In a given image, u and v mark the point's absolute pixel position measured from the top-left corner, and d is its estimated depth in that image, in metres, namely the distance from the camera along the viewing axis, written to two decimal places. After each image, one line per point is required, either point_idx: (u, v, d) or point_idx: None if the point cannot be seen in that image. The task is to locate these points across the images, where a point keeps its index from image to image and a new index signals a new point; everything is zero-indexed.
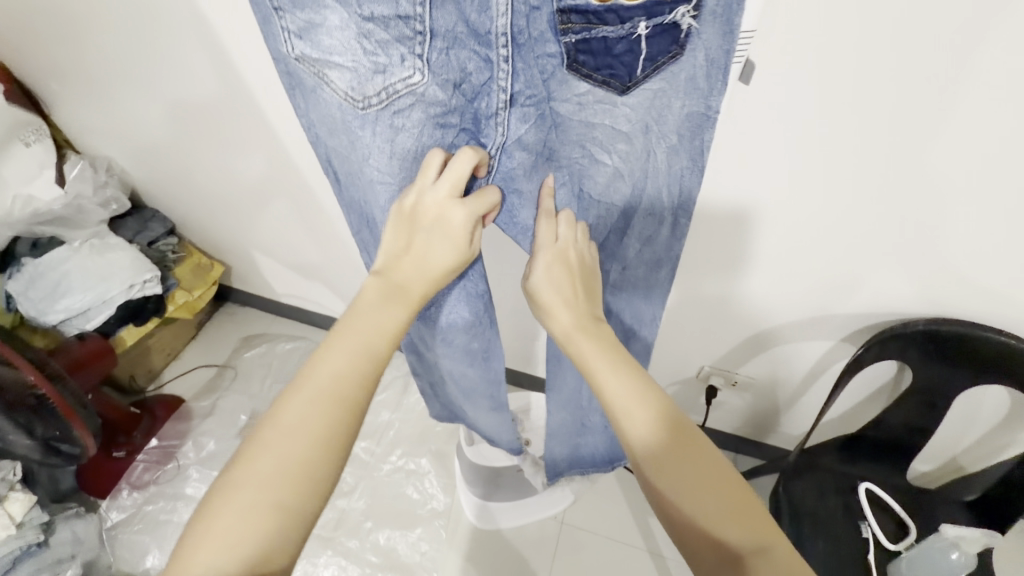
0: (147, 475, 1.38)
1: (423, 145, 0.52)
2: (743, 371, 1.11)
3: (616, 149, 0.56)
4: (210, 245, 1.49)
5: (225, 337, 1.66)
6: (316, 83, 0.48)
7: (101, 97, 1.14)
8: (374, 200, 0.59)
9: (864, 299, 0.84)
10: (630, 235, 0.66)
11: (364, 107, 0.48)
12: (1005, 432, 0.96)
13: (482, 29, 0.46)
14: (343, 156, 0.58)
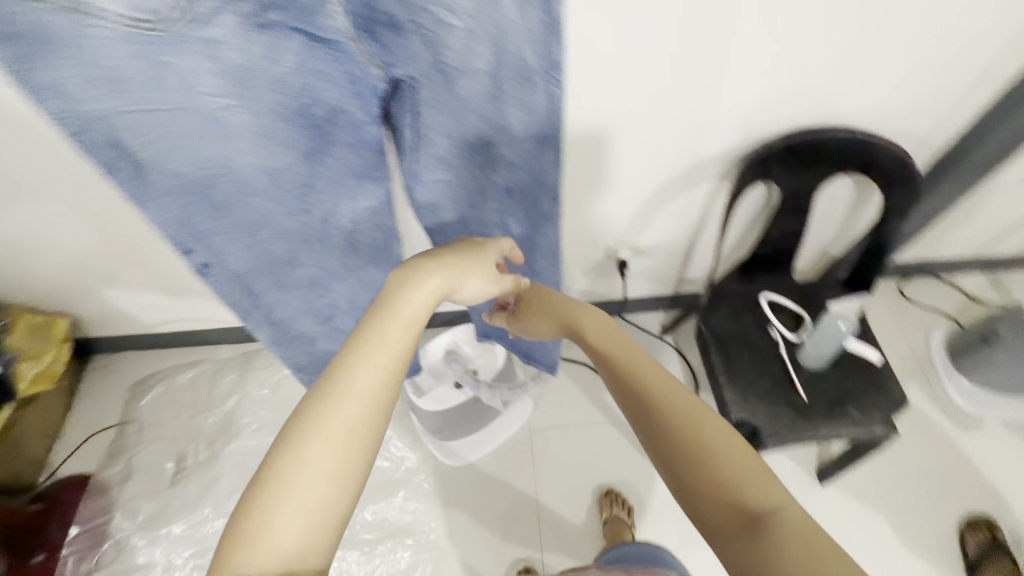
0: (85, 565, 1.22)
1: (250, 54, 0.46)
2: (644, 238, 1.18)
3: (463, 8, 0.47)
4: (37, 299, 1.24)
5: (109, 392, 1.44)
6: (69, 16, 0.38)
7: None
8: (214, 131, 0.52)
9: (727, 129, 0.91)
10: (506, 105, 0.58)
11: (156, 29, 0.41)
12: (855, 213, 1.13)
13: None
14: (150, 110, 0.47)
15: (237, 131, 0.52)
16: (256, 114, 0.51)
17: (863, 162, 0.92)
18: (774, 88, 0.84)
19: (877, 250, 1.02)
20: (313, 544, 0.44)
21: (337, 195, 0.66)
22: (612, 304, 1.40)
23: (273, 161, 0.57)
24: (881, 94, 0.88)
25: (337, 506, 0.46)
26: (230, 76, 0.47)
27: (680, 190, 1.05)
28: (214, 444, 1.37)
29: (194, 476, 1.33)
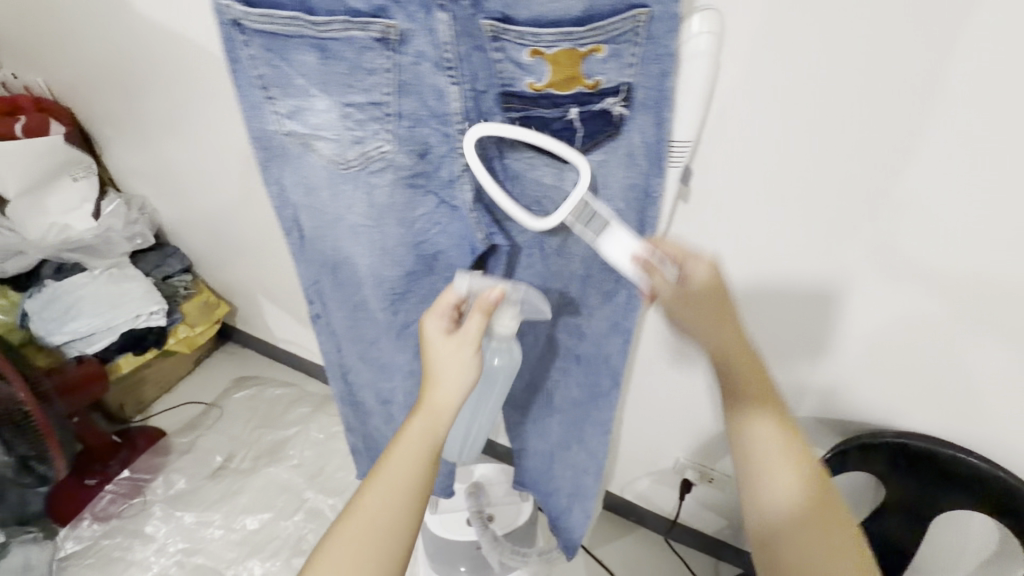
0: (112, 507, 1.34)
1: (393, 202, 0.58)
2: (719, 468, 1.07)
3: (567, 210, 0.60)
4: (221, 285, 1.56)
5: (220, 376, 1.67)
6: (303, 153, 0.56)
7: (145, 140, 1.27)
8: (358, 244, 0.62)
9: (838, 402, 0.85)
10: (590, 289, 0.66)
11: (351, 165, 0.56)
12: (1001, 564, 0.87)
13: (440, 111, 0.53)
14: (321, 213, 0.60)
15: (357, 226, 0.60)
16: (383, 228, 0.60)
17: (998, 505, 0.76)
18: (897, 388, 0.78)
19: None
20: None
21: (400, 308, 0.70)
22: (663, 518, 1.25)
23: (384, 265, 0.64)
24: None
25: None
26: (378, 211, 0.59)
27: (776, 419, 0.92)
28: (258, 461, 1.46)
29: (228, 479, 1.42)
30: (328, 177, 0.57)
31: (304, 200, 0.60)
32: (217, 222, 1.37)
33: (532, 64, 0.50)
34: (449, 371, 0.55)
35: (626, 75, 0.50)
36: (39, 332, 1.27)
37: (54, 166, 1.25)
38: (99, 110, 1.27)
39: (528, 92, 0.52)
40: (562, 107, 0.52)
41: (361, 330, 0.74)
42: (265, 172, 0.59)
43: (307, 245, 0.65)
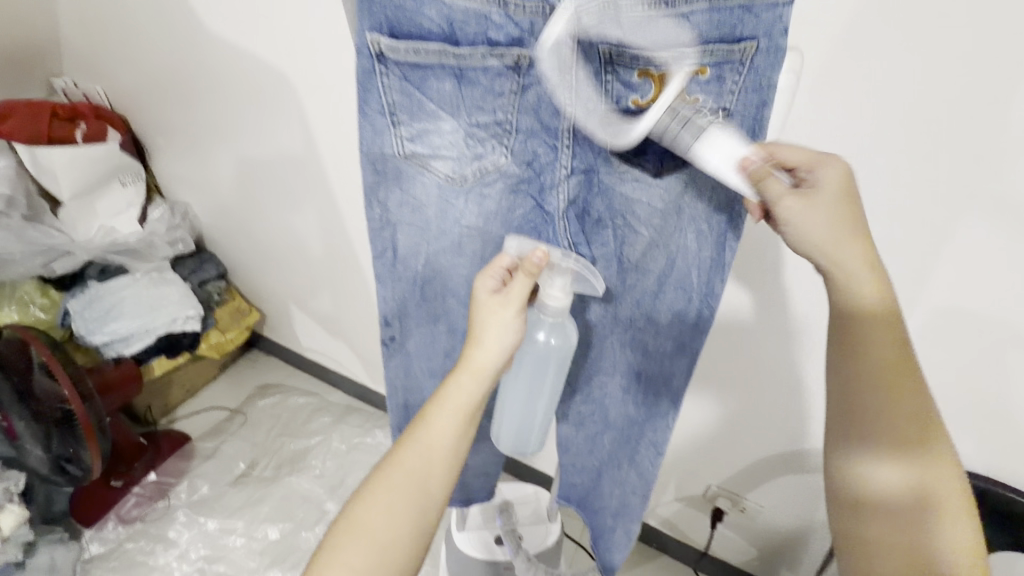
0: (136, 510, 1.34)
1: (502, 211, 0.60)
2: (751, 497, 1.06)
3: (651, 225, 0.59)
4: (253, 293, 1.59)
5: (244, 383, 1.68)
6: (417, 172, 0.58)
7: (194, 149, 1.32)
8: (450, 253, 0.64)
9: None
10: (659, 309, 0.65)
11: (465, 181, 0.58)
12: None
13: (551, 125, 0.56)
14: (419, 229, 0.62)
15: (454, 238, 0.63)
16: (484, 239, 0.63)
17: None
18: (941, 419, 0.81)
19: None
20: (395, 545, 0.54)
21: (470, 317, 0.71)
22: (690, 547, 1.24)
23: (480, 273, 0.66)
24: None
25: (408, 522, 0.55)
26: (486, 219, 0.61)
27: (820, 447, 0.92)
28: (280, 469, 1.46)
29: (252, 486, 1.42)
30: (440, 193, 0.59)
31: (408, 220, 0.61)
32: (256, 231, 1.41)
33: (638, 83, 0.51)
34: (493, 329, 0.57)
35: (727, 101, 0.49)
36: (80, 331, 1.28)
37: (107, 170, 1.29)
38: (153, 120, 1.32)
39: (631, 107, 0.52)
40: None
41: (433, 346, 0.74)
42: (373, 194, 0.60)
43: (398, 267, 0.65)
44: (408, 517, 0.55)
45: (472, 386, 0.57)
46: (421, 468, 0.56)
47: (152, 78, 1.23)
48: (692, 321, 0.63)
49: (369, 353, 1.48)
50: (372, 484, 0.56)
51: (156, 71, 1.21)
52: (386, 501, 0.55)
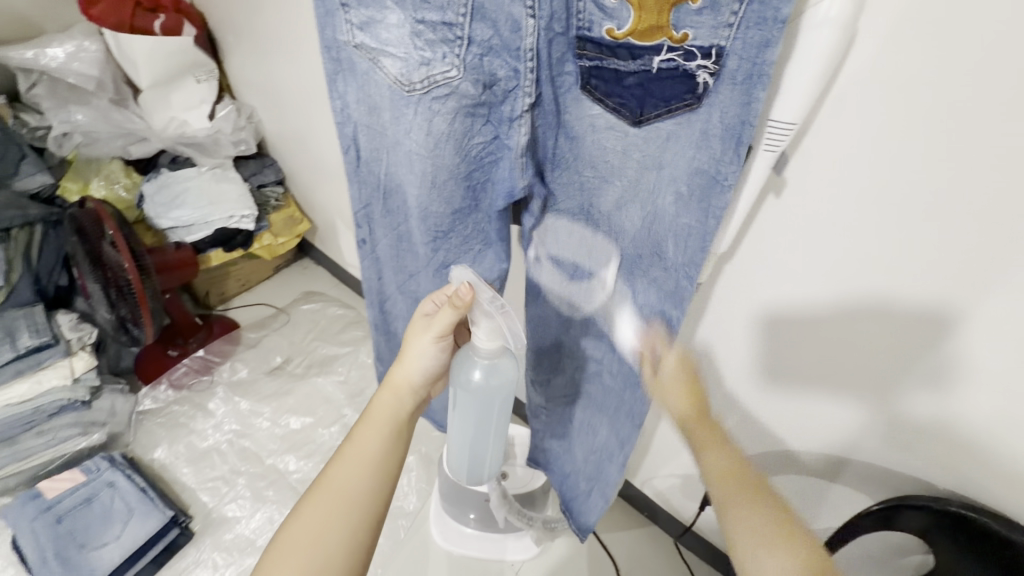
0: (186, 378, 1.52)
1: (455, 133, 0.55)
2: None
3: (625, 175, 0.56)
4: (306, 203, 1.66)
5: (292, 286, 1.80)
6: (368, 68, 0.54)
7: (260, 52, 1.34)
8: (408, 171, 0.60)
9: (892, 452, 0.76)
10: (638, 275, 0.63)
11: (413, 88, 0.53)
12: None
13: (514, 45, 0.50)
14: (376, 134, 0.60)
15: (408, 153, 0.58)
16: (437, 162, 0.58)
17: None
18: (960, 455, 0.69)
19: None
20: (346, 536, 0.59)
21: (460, 256, 0.69)
22: (677, 522, 1.22)
23: (432, 200, 0.62)
24: None
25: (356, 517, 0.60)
26: (437, 139, 0.56)
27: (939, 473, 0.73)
28: (310, 369, 1.58)
29: (283, 379, 1.55)
30: (390, 98, 0.55)
31: (364, 121, 0.59)
32: (310, 142, 1.45)
33: (615, 8, 0.46)
34: (418, 357, 0.68)
35: (721, 36, 0.43)
36: (149, 214, 1.40)
37: (182, 65, 1.36)
38: (226, 19, 1.35)
39: (605, 41, 0.48)
40: (642, 59, 0.47)
41: (401, 260, 0.74)
42: (333, 83, 0.58)
43: (362, 168, 0.65)
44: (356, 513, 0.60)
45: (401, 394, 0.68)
46: (347, 488, 0.61)
47: None
48: (671, 290, 0.60)
49: None
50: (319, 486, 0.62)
51: None
52: (320, 518, 0.59)
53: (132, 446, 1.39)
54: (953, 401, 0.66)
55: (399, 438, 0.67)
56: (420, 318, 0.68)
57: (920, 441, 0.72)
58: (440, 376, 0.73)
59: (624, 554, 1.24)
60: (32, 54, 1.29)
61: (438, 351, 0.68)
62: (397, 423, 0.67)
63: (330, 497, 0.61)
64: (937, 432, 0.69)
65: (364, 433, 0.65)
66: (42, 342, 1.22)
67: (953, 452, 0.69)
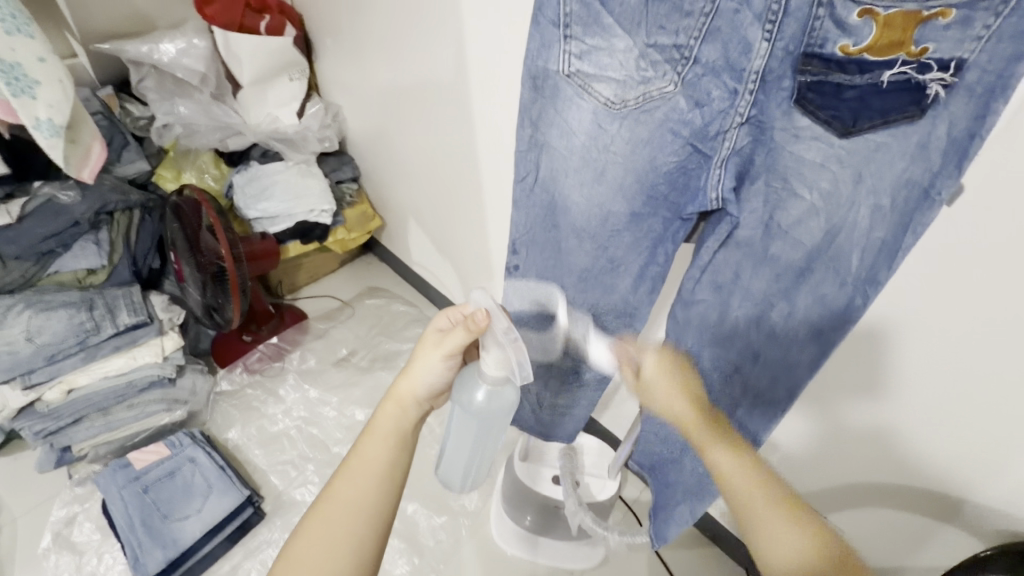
0: (259, 364, 1.58)
1: (657, 140, 0.65)
2: (831, 517, 0.98)
3: (819, 186, 0.59)
4: (379, 200, 1.71)
5: (356, 281, 1.85)
6: (578, 92, 0.65)
7: (354, 53, 1.39)
8: (596, 176, 0.70)
9: (860, 456, 0.88)
10: (804, 286, 0.65)
11: (626, 105, 0.64)
12: None
13: (738, 66, 0.57)
14: (563, 147, 0.70)
15: (602, 162, 0.69)
16: (631, 166, 0.68)
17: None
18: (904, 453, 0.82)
19: None
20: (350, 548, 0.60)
21: (625, 249, 0.76)
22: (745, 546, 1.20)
23: (617, 201, 0.71)
24: None
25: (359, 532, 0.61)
26: (640, 143, 0.66)
27: (919, 486, 0.83)
28: (374, 363, 1.62)
29: (349, 370, 1.59)
30: (594, 116, 0.66)
31: (557, 140, 0.70)
32: (392, 142, 1.49)
33: (857, 26, 0.49)
34: (423, 371, 0.68)
35: (965, 49, 0.46)
36: (238, 204, 1.47)
37: (280, 63, 1.42)
38: (325, 21, 1.41)
39: (835, 57, 0.52)
40: (870, 74, 0.51)
41: (553, 270, 0.83)
42: (531, 108, 0.69)
43: (537, 187, 0.76)
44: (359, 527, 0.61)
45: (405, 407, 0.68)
46: (351, 500, 0.62)
47: None
48: (839, 310, 0.63)
49: (471, 280, 1.54)
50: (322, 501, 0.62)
51: None
52: (322, 534, 0.60)
53: (208, 424, 1.46)
54: (893, 406, 0.79)
55: (405, 449, 0.67)
56: (430, 335, 0.69)
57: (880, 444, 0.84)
58: (442, 396, 0.73)
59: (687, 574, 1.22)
60: (147, 49, 1.37)
61: (445, 368, 0.69)
62: (401, 438, 0.67)
63: (331, 514, 0.61)
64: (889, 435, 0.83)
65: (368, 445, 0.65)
66: (139, 321, 1.27)
67: (897, 461, 0.84)
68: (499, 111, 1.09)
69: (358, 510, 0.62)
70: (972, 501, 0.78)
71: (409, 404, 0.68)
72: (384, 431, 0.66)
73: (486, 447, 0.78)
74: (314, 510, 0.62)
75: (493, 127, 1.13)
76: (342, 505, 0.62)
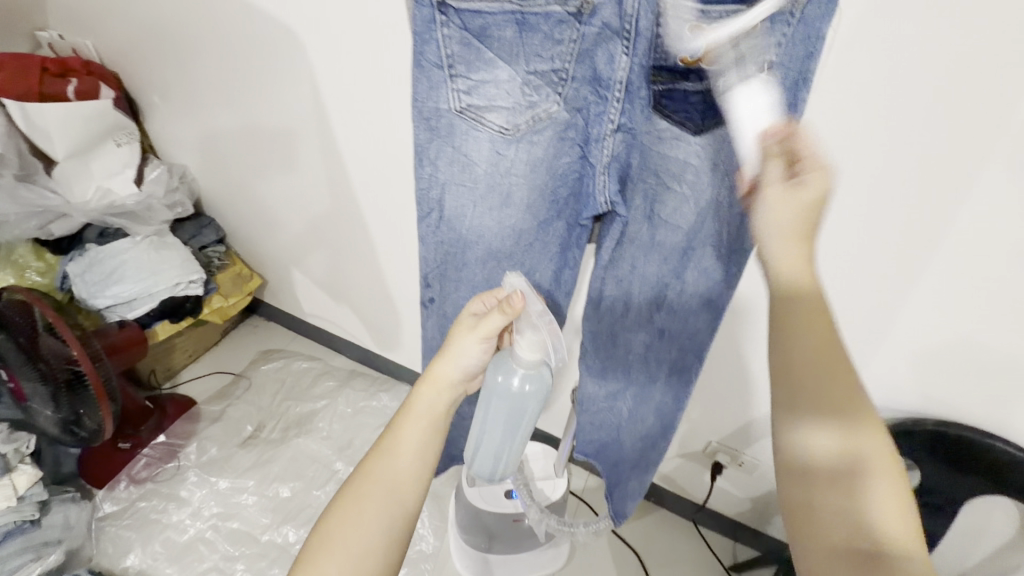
0: (147, 471, 1.36)
1: (549, 155, 0.69)
2: (750, 452, 1.11)
3: (686, 180, 0.67)
4: (254, 257, 1.57)
5: (245, 348, 1.68)
6: (472, 125, 0.67)
7: (192, 109, 1.28)
8: (499, 203, 0.74)
9: (748, 398, 1.02)
10: (690, 263, 0.74)
11: (515, 132, 0.67)
12: (1015, 553, 0.94)
13: (605, 77, 0.64)
14: (464, 182, 0.72)
15: (504, 186, 0.72)
16: (531, 185, 0.72)
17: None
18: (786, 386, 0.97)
19: None
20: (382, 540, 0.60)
21: (534, 259, 0.79)
22: (688, 501, 1.30)
23: (524, 221, 0.75)
24: None
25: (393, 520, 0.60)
26: (534, 165, 0.70)
27: None
28: (288, 431, 1.48)
29: (260, 447, 1.44)
30: (491, 144, 0.68)
31: (457, 176, 0.71)
32: (256, 195, 1.38)
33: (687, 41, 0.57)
34: (462, 353, 0.66)
35: (772, 54, 0.56)
36: (81, 295, 1.27)
37: (101, 130, 1.25)
38: (147, 78, 1.27)
39: (677, 67, 0.60)
40: (705, 80, 0.59)
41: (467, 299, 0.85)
42: (427, 148, 0.70)
43: (442, 225, 0.77)
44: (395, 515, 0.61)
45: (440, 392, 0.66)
46: (390, 483, 0.62)
47: (144, 31, 1.18)
48: (721, 277, 0.73)
49: (375, 319, 1.49)
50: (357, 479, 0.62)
51: (146, 23, 1.16)
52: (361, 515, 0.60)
53: (97, 559, 1.23)
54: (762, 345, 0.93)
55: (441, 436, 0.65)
56: (465, 319, 0.68)
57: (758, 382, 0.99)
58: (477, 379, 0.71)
59: (646, 545, 1.28)
60: None
61: (481, 353, 0.67)
62: (434, 421, 0.65)
63: (366, 491, 0.61)
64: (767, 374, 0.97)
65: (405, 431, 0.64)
66: None
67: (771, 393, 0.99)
68: (370, 145, 1.07)
69: (391, 488, 0.61)
70: None
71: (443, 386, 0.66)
72: (419, 416, 0.65)
73: (517, 431, 0.74)
74: (352, 483, 0.62)
75: (367, 161, 1.10)
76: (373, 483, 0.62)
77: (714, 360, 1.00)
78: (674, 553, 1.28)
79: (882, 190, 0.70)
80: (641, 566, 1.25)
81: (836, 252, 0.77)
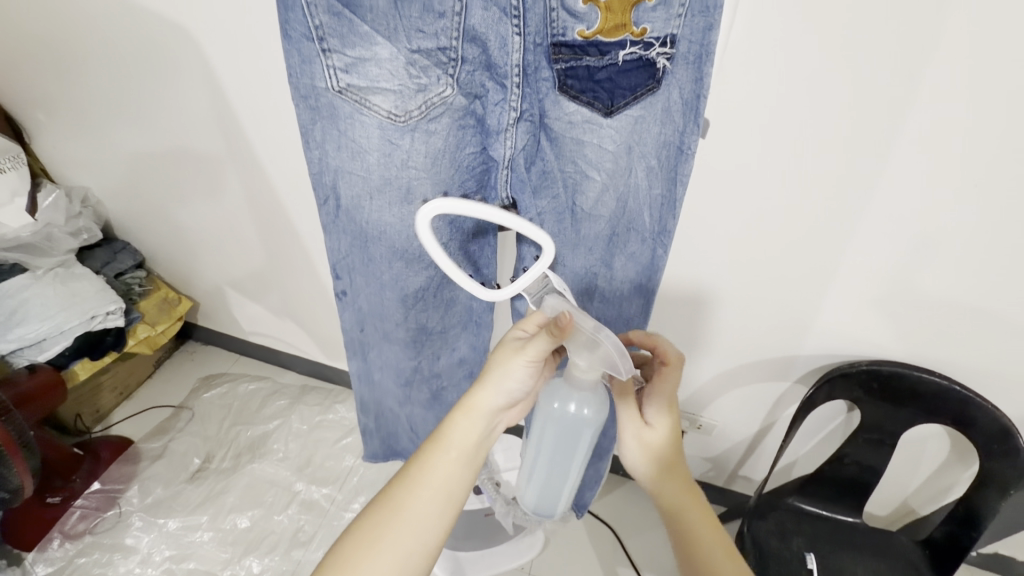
0: (83, 524, 1.25)
1: (448, 144, 0.65)
2: (707, 414, 1.13)
3: (604, 166, 0.66)
4: (180, 279, 1.46)
5: (183, 376, 1.57)
6: (356, 108, 0.60)
7: (86, 126, 1.16)
8: (401, 201, 0.68)
9: (699, 364, 1.04)
10: (618, 248, 0.74)
11: (407, 120, 0.62)
12: (949, 472, 1.01)
13: (501, 63, 0.61)
14: (358, 175, 0.66)
15: (402, 182, 0.66)
16: (437, 182, 0.67)
17: (964, 419, 0.86)
18: (733, 347, 0.99)
19: (982, 518, 0.90)
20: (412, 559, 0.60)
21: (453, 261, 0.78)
22: None
23: (432, 217, 0.71)
24: (954, 349, 0.85)
25: (423, 543, 0.61)
26: (434, 156, 0.65)
27: (744, 365, 1.01)
28: (239, 458, 1.40)
29: (212, 479, 1.35)
30: (381, 131, 0.62)
31: (349, 164, 0.65)
32: (170, 213, 1.28)
33: (585, 12, 0.55)
34: (507, 380, 0.63)
35: (673, 25, 0.55)
36: None
37: None
38: (27, 94, 1.14)
39: (577, 42, 0.57)
40: (609, 55, 0.57)
41: (384, 308, 0.81)
42: (311, 132, 0.63)
43: (342, 215, 0.71)
44: (425, 538, 0.61)
45: (479, 420, 0.65)
46: (424, 506, 0.62)
47: (16, 41, 1.05)
48: (648, 262, 0.73)
49: (321, 330, 1.42)
50: (388, 497, 0.63)
51: (17, 32, 1.04)
52: (392, 536, 0.60)
53: None
54: (704, 309, 0.95)
55: (476, 464, 0.66)
56: (511, 339, 0.63)
57: (706, 347, 1.01)
58: (522, 402, 0.68)
59: (618, 517, 1.30)
60: None
61: (527, 375, 0.63)
62: (469, 447, 0.65)
63: (400, 511, 0.61)
64: (714, 338, 0.99)
65: (439, 455, 0.64)
66: None
67: (720, 357, 1.02)
68: (289, 148, 1.01)
69: (427, 505, 0.62)
70: (765, 364, 1.00)
71: (482, 413, 0.64)
72: (455, 442, 0.64)
73: (572, 456, 0.72)
74: (382, 499, 0.63)
75: (289, 165, 1.04)
76: (409, 507, 0.62)
77: (664, 330, 1.02)
78: (646, 521, 1.31)
79: (800, 147, 0.71)
80: (615, 538, 1.27)
81: (764, 212, 0.79)
